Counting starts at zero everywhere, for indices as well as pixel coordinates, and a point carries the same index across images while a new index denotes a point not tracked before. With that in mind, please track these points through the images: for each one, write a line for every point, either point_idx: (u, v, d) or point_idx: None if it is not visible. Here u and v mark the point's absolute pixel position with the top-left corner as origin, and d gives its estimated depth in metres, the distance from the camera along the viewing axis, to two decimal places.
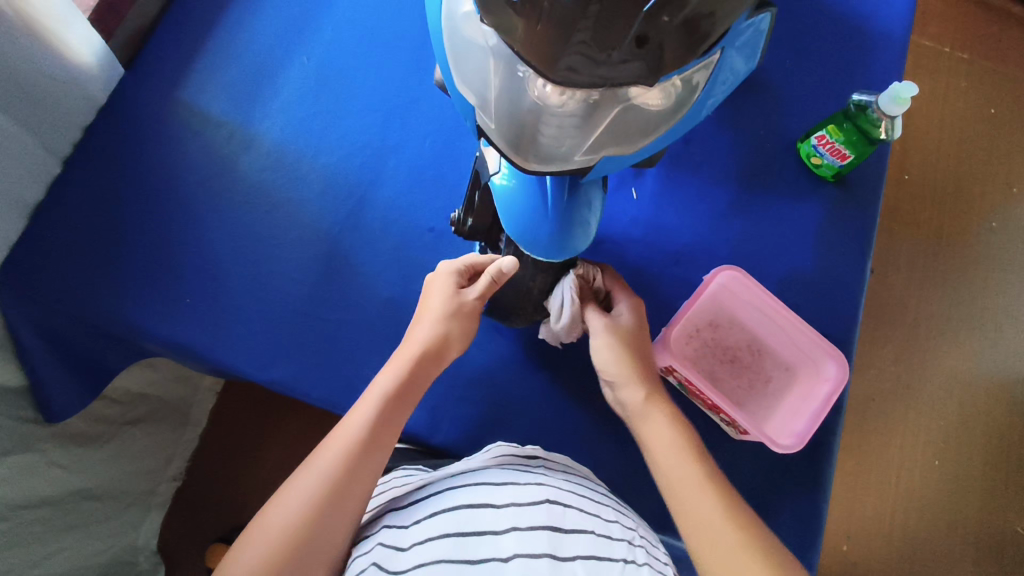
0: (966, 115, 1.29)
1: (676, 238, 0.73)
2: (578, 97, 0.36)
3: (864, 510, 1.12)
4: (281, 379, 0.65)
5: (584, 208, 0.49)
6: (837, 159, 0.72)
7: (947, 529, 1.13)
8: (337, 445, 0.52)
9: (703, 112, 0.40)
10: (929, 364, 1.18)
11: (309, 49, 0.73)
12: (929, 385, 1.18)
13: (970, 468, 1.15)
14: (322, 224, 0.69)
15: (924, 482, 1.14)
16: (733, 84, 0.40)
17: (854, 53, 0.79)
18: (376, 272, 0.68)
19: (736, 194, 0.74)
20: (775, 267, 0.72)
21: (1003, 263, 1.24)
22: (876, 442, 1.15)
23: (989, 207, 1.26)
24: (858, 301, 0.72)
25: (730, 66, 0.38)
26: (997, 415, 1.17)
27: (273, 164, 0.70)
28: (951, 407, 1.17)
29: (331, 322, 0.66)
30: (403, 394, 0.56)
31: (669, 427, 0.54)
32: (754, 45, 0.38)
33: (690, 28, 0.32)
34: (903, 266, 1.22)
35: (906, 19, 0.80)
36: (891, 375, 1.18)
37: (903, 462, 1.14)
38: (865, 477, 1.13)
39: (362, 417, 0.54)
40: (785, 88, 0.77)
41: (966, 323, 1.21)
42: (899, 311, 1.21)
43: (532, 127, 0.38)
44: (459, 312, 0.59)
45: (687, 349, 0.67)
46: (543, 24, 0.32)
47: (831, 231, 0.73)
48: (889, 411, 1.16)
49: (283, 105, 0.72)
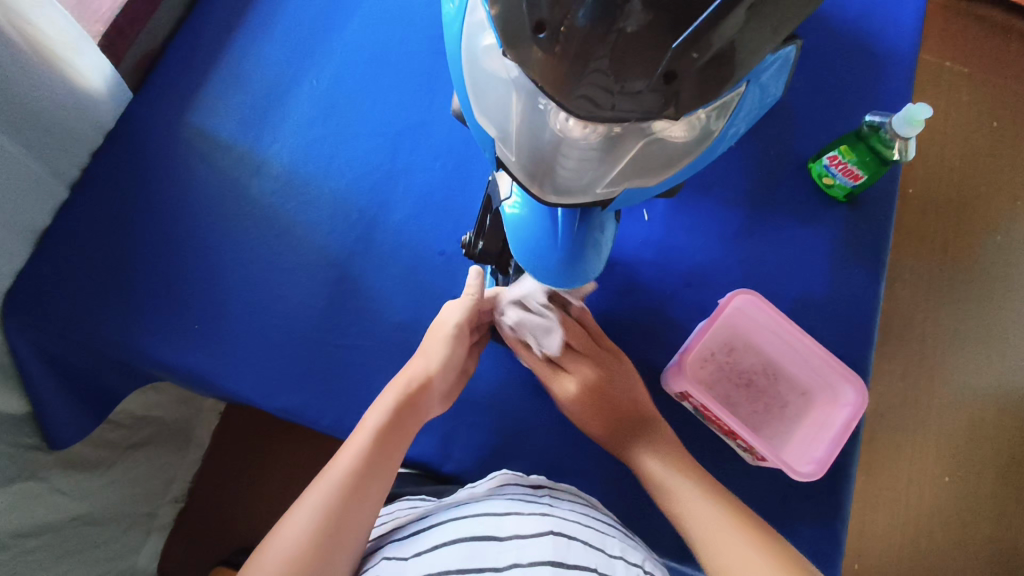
0: (969, 129, 1.29)
1: (687, 259, 0.72)
2: (600, 131, 0.35)
3: (874, 526, 1.11)
4: (292, 405, 0.64)
5: (595, 233, 0.47)
6: (850, 179, 0.71)
7: (957, 547, 1.11)
8: (334, 475, 0.52)
9: (726, 143, 0.40)
10: (938, 381, 1.18)
11: (318, 72, 0.73)
12: (937, 401, 1.17)
13: (979, 482, 1.14)
14: (331, 248, 0.68)
15: (934, 497, 1.13)
16: (754, 121, 0.40)
17: (862, 72, 0.78)
18: (386, 296, 0.67)
19: (745, 215, 0.74)
20: (789, 290, 0.72)
21: (1010, 277, 1.23)
22: (885, 458, 1.14)
23: (994, 221, 1.25)
24: (869, 322, 0.71)
25: (752, 102, 0.38)
26: (1006, 430, 1.17)
27: (283, 187, 0.69)
28: (960, 423, 1.16)
29: (341, 347, 0.65)
30: (397, 426, 0.56)
31: (702, 497, 0.55)
32: (778, 78, 0.38)
33: (714, 67, 0.32)
34: (909, 281, 1.22)
35: (914, 38, 0.80)
36: (898, 391, 1.17)
37: (912, 478, 1.13)
38: (875, 492, 1.12)
39: (357, 446, 0.54)
40: (796, 107, 0.77)
41: (973, 338, 1.20)
42: (905, 327, 1.20)
43: (551, 159, 0.38)
44: (443, 343, 0.60)
45: (701, 373, 0.67)
46: (564, 57, 0.31)
47: (844, 253, 0.73)
48: (898, 427, 1.15)
49: (292, 128, 0.71)
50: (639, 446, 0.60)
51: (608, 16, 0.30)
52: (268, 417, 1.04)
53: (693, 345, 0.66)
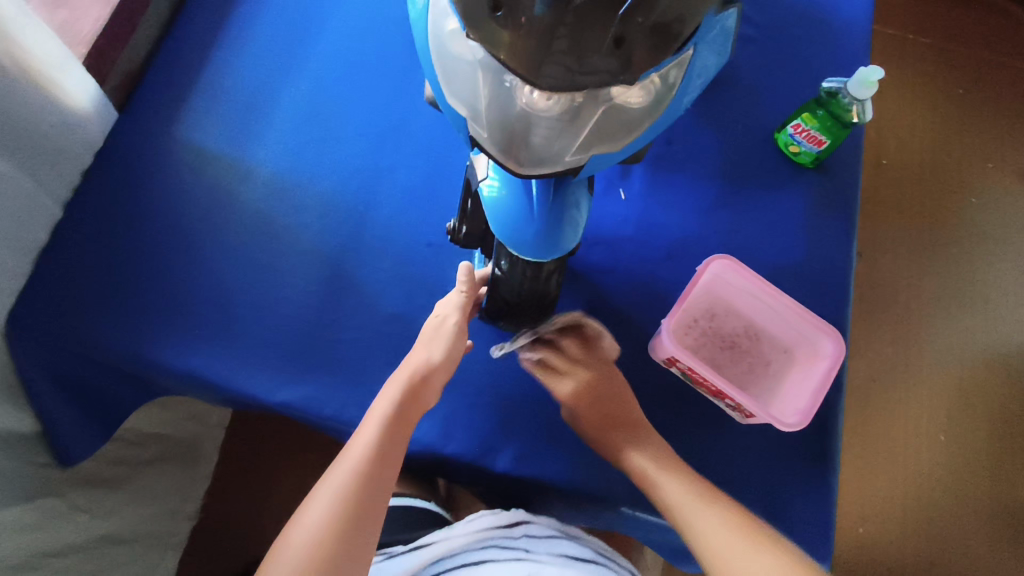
0: (934, 100, 1.35)
1: (666, 232, 0.74)
2: (562, 100, 0.38)
3: (877, 486, 1.14)
4: (295, 399, 0.65)
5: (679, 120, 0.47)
6: (814, 145, 0.75)
7: (960, 500, 1.14)
8: (348, 466, 0.55)
9: (683, 105, 0.42)
10: (926, 342, 1.21)
11: (296, 81, 0.76)
12: (927, 361, 1.20)
13: (974, 434, 1.17)
14: (322, 245, 0.70)
15: (932, 452, 1.16)
16: (707, 81, 0.42)
17: (818, 47, 0.83)
18: (380, 288, 0.69)
19: (718, 188, 0.77)
20: (765, 253, 0.75)
21: (986, 238, 1.28)
22: (881, 419, 1.17)
23: (967, 185, 1.30)
24: (844, 284, 0.75)
25: (703, 62, 0.40)
26: (991, 387, 1.20)
27: (272, 191, 0.72)
28: (951, 381, 1.19)
29: (340, 341, 0.67)
30: (404, 416, 0.58)
31: (678, 480, 0.60)
32: (723, 40, 0.41)
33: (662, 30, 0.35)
34: (888, 249, 1.26)
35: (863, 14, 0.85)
36: (888, 355, 1.20)
37: (908, 436, 1.16)
38: (874, 454, 1.15)
39: (367, 435, 0.56)
40: (757, 85, 0.81)
41: (954, 299, 1.24)
42: (891, 293, 1.24)
43: (522, 130, 0.40)
44: (443, 336, 0.61)
45: (687, 339, 0.69)
46: (526, 42, 0.34)
47: (814, 214, 0.77)
48: (892, 390, 1.18)
49: (275, 135, 0.73)
50: (638, 449, 0.62)
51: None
52: (276, 429, 1.06)
53: (675, 313, 0.68)
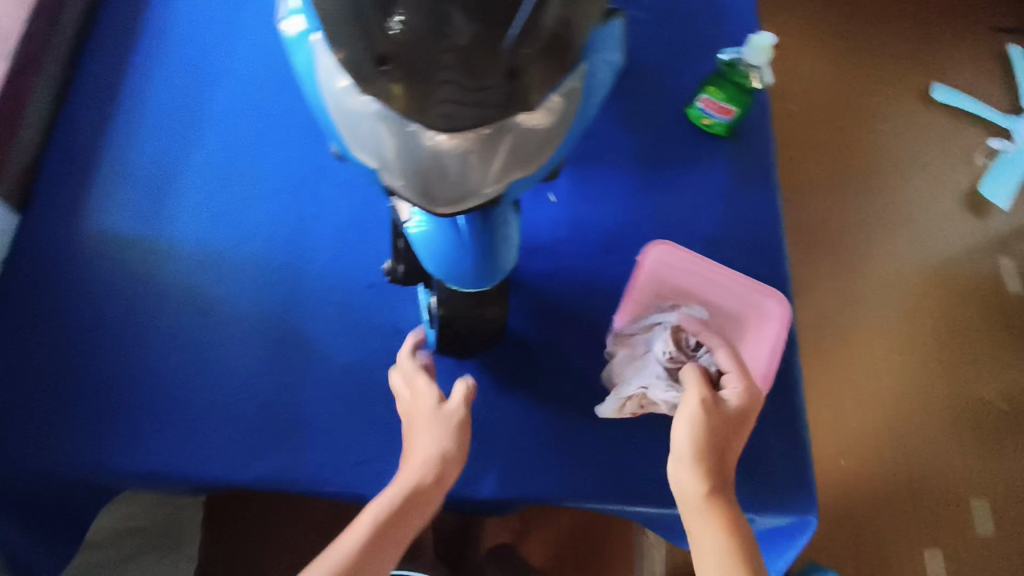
0: (819, 65, 1.54)
1: (602, 226, 0.75)
2: (470, 137, 0.37)
3: (846, 415, 1.22)
4: (267, 472, 0.63)
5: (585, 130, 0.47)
6: (724, 115, 0.78)
7: (921, 411, 1.24)
8: (326, 566, 0.53)
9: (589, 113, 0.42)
10: (862, 272, 1.33)
11: (201, 149, 0.74)
12: (866, 290, 1.32)
13: (920, 347, 1.29)
14: (262, 310, 0.69)
15: (888, 374, 1.26)
16: (610, 85, 0.42)
17: (711, 20, 0.86)
18: (331, 341, 0.68)
19: (643, 173, 0.78)
20: (699, 229, 0.76)
21: (889, 174, 1.45)
22: (836, 354, 1.26)
23: (865, 130, 1.49)
24: (778, 241, 0.77)
25: (600, 69, 0.40)
26: (922, 295, 1.33)
27: (199, 266, 0.69)
28: (890, 305, 1.32)
29: (299, 404, 0.66)
30: (402, 517, 0.55)
31: (717, 534, 0.55)
32: (610, 43, 0.41)
33: (552, 45, 0.36)
34: (813, 192, 1.40)
35: None
36: (830, 291, 1.31)
37: (863, 363, 1.26)
38: (837, 385, 1.23)
39: (356, 535, 0.54)
40: (661, 66, 0.83)
41: (875, 232, 1.38)
42: (823, 231, 1.37)
43: (436, 172, 0.39)
44: (450, 424, 0.59)
45: (640, 328, 0.67)
46: (417, 87, 0.35)
47: (738, 181, 0.79)
48: (839, 325, 1.29)
49: (191, 209, 0.71)
50: (707, 501, 0.56)
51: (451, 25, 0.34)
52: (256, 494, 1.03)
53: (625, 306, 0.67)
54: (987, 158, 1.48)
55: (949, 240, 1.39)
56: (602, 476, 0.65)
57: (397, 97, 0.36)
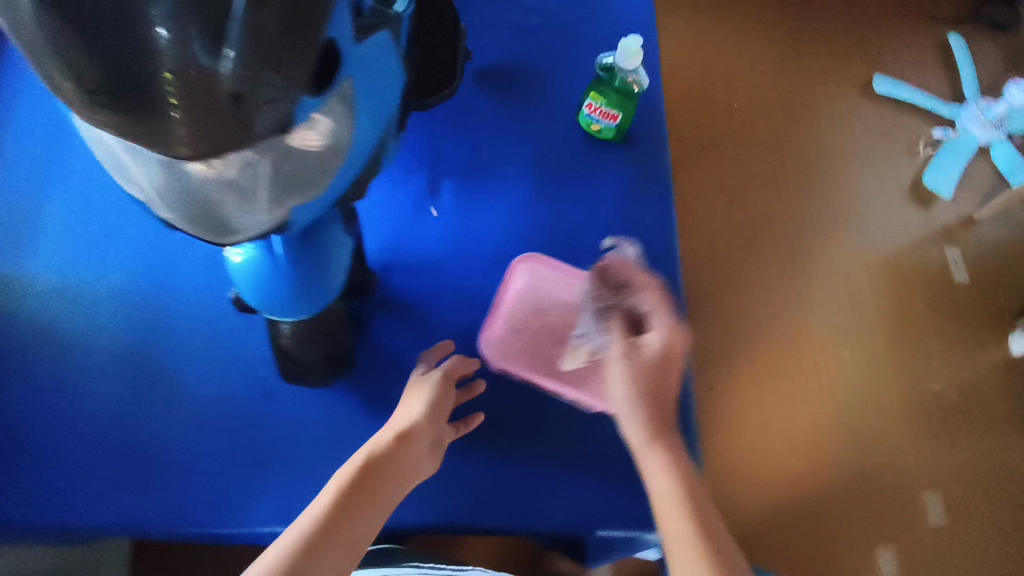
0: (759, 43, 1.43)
1: (486, 239, 0.73)
2: (228, 167, 0.36)
3: (796, 419, 1.11)
4: (129, 517, 0.60)
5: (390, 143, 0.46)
6: (610, 120, 0.76)
7: (880, 412, 1.14)
8: (291, 535, 0.48)
9: (371, 136, 0.41)
10: (808, 265, 1.23)
11: (62, 178, 0.69)
12: (814, 285, 1.21)
13: (874, 342, 1.18)
14: (123, 348, 0.64)
15: (838, 372, 1.15)
16: (390, 107, 0.42)
17: (603, 23, 0.85)
18: (197, 376, 0.64)
19: (531, 183, 0.76)
20: (587, 239, 0.75)
21: (844, 162, 1.33)
22: (784, 354, 1.15)
23: (809, 119, 1.37)
24: (671, 248, 0.75)
25: (374, 92, 0.39)
26: (869, 298, 1.22)
27: (54, 303, 0.65)
28: (840, 300, 1.21)
29: (161, 443, 0.62)
30: (371, 487, 0.52)
31: (666, 470, 0.53)
32: (388, 61, 0.39)
33: (325, 75, 0.34)
34: (755, 182, 1.29)
35: None
36: (776, 288, 1.20)
37: (813, 363, 1.15)
38: (784, 387, 1.13)
39: (325, 497, 0.50)
40: (550, 72, 0.81)
41: (824, 222, 1.27)
42: (767, 225, 1.26)
43: (207, 202, 0.38)
44: (425, 396, 0.60)
45: (517, 344, 0.69)
46: (198, 111, 0.30)
47: (630, 188, 0.77)
48: (788, 322, 1.17)
49: (48, 242, 0.67)
50: (661, 443, 0.55)
51: (216, 37, 0.28)
52: None
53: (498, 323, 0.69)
54: (929, 148, 1.36)
55: (902, 228, 1.28)
56: (478, 501, 0.63)
57: (184, 138, 0.31)
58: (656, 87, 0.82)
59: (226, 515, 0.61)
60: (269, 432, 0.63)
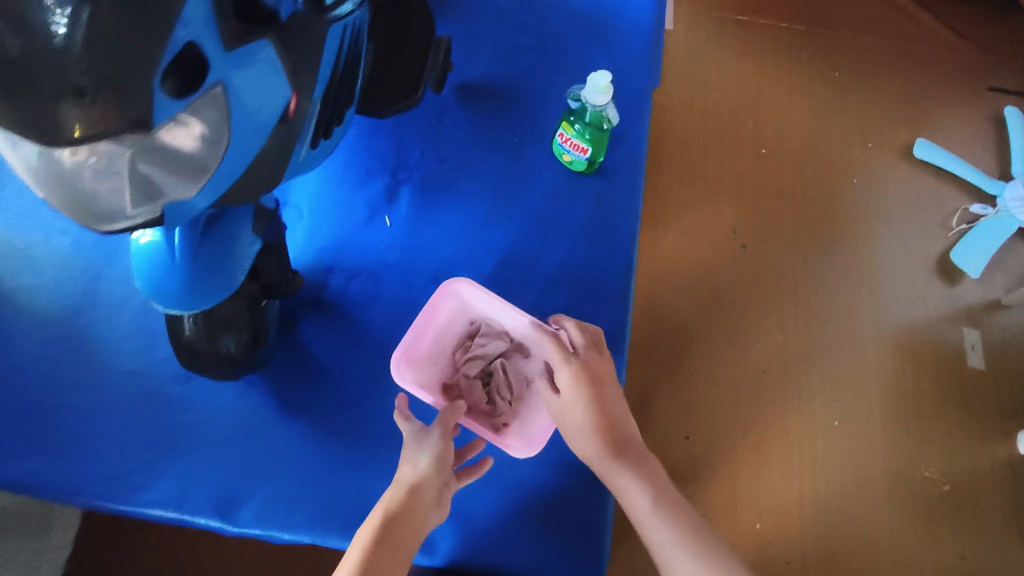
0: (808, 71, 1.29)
1: (434, 255, 0.72)
2: (104, 155, 0.36)
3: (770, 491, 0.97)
4: (28, 474, 0.61)
5: (295, 145, 0.46)
6: (580, 153, 0.74)
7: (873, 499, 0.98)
8: None
9: (252, 139, 0.41)
10: (816, 323, 1.08)
11: None
12: (819, 345, 1.07)
13: (872, 415, 1.03)
14: (57, 307, 0.66)
15: (825, 445, 1.01)
16: (272, 111, 0.41)
17: (599, 52, 0.83)
18: (120, 345, 0.66)
19: (492, 204, 0.75)
20: (539, 269, 0.73)
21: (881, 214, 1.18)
22: (767, 413, 1.02)
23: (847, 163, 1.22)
24: (624, 291, 0.72)
25: (250, 97, 0.39)
26: (876, 376, 1.06)
27: (2, 255, 0.68)
28: (845, 366, 1.06)
29: (72, 406, 0.63)
30: (393, 541, 0.54)
31: (636, 483, 0.57)
32: (267, 68, 0.39)
33: (190, 78, 0.35)
34: (771, 222, 1.15)
35: (649, 16, 0.85)
36: (774, 343, 1.06)
37: (798, 429, 1.01)
38: (762, 451, 0.99)
39: (348, 565, 0.52)
40: (533, 94, 0.80)
41: (841, 279, 1.12)
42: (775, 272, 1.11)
43: (81, 186, 0.37)
44: (428, 446, 0.59)
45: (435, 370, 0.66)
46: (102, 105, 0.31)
47: (592, 222, 0.75)
48: (780, 379, 1.04)
49: (10, 196, 0.70)
50: (619, 462, 0.58)
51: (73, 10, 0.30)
52: None
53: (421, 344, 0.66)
54: (963, 224, 1.17)
55: (930, 296, 1.13)
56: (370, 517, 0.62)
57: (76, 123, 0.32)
58: (641, 127, 0.80)
59: (120, 489, 0.61)
60: (177, 414, 0.64)
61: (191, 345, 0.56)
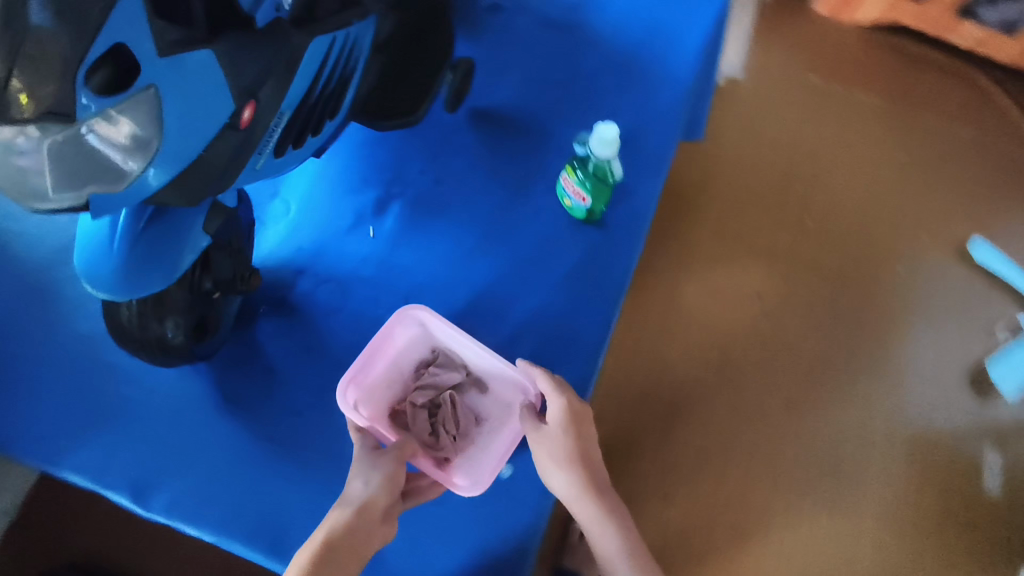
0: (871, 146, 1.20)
1: (409, 277, 0.70)
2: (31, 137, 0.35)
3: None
4: None
5: (252, 152, 0.45)
6: (579, 199, 0.70)
7: None
8: None
9: (189, 143, 0.39)
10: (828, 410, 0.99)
11: None
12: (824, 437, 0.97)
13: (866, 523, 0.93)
14: (35, 257, 0.68)
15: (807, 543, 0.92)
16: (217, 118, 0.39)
17: (627, 100, 0.80)
18: (83, 306, 0.66)
19: (479, 236, 0.72)
20: (510, 313, 0.70)
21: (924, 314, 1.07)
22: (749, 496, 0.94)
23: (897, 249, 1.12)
24: (592, 354, 0.69)
25: (188, 102, 0.37)
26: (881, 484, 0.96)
27: None
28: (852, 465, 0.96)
29: (24, 356, 0.64)
30: (344, 551, 0.52)
31: (609, 534, 0.60)
32: (210, 74, 0.37)
33: (118, 76, 0.33)
34: (799, 298, 1.06)
35: (692, 68, 0.80)
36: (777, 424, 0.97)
37: (780, 520, 0.93)
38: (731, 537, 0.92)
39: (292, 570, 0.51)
40: (548, 132, 0.78)
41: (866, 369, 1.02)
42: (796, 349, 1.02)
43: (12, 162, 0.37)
44: (383, 462, 0.57)
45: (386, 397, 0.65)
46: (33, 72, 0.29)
47: (577, 275, 0.71)
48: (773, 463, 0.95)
49: None
50: (595, 510, 0.60)
51: None
52: None
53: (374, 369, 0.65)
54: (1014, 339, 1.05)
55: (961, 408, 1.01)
56: (280, 530, 0.61)
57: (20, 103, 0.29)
58: (652, 187, 0.76)
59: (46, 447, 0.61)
60: (118, 385, 0.64)
61: (125, 326, 0.56)
